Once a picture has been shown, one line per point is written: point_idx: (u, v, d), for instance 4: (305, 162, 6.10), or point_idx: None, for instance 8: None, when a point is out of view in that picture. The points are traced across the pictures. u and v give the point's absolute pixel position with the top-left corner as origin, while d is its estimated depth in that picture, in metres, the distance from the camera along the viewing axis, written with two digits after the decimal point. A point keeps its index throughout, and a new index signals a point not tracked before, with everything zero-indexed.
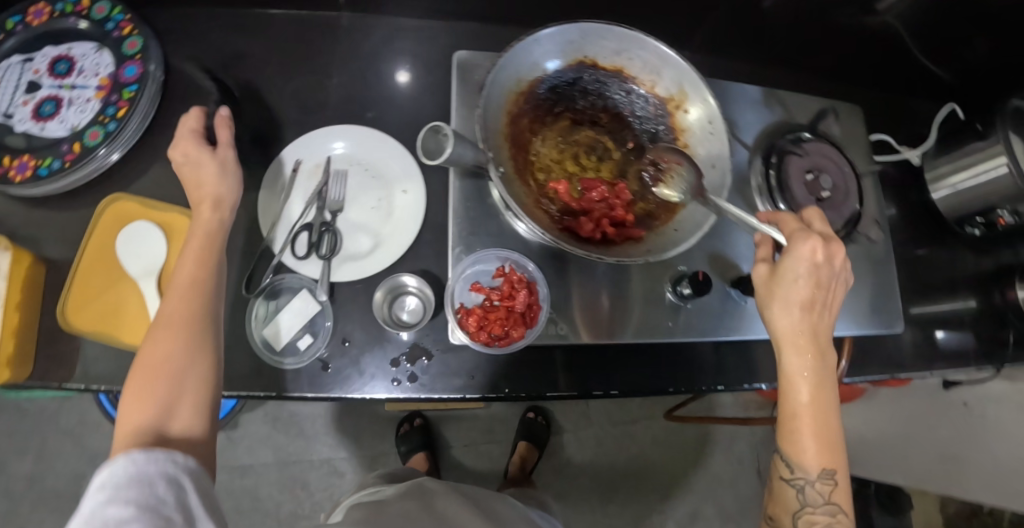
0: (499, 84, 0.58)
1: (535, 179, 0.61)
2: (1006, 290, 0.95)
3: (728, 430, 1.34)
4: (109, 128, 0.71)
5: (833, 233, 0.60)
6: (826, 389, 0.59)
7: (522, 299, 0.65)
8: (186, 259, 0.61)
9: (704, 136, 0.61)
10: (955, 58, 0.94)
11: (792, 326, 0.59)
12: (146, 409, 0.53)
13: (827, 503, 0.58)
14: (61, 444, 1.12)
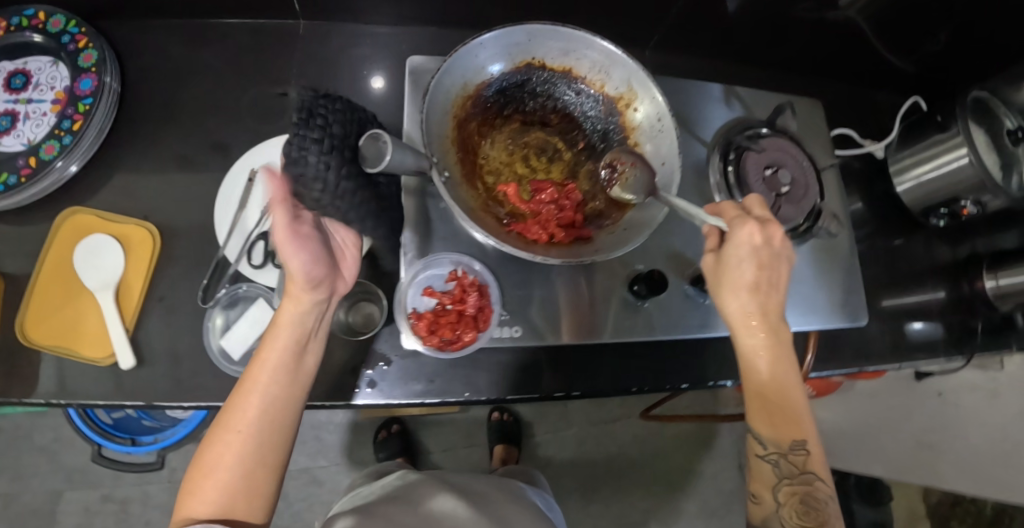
0: (445, 90, 0.61)
1: (483, 182, 0.65)
2: (974, 280, 0.96)
3: (709, 426, 1.34)
4: (64, 142, 0.71)
5: (772, 215, 0.61)
6: (784, 361, 0.60)
7: (473, 302, 0.65)
8: (272, 346, 0.58)
9: (653, 133, 0.64)
10: (912, 50, 0.95)
11: (738, 306, 0.60)
12: (203, 503, 0.53)
13: (802, 472, 0.58)
14: (35, 462, 1.11)
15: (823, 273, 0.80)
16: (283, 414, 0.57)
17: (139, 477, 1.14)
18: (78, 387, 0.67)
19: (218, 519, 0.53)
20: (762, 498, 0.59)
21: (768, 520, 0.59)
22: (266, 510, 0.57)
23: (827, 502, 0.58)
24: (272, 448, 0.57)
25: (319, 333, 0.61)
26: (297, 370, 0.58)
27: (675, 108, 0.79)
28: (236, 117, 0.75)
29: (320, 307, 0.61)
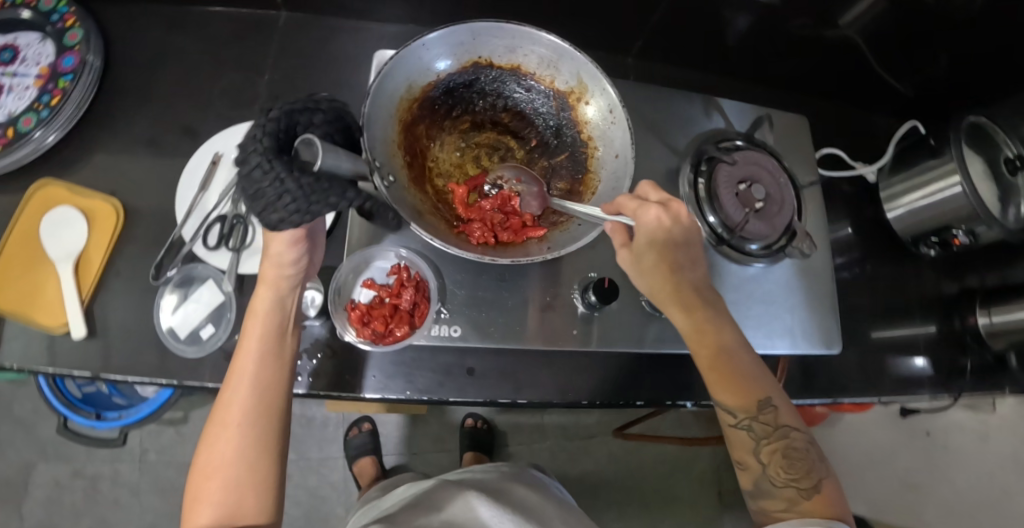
0: (387, 93, 0.62)
1: (433, 185, 0.67)
2: (966, 315, 0.92)
3: (689, 450, 1.30)
4: (42, 115, 0.72)
5: (668, 196, 0.64)
6: (728, 331, 0.64)
7: (408, 297, 0.64)
8: (249, 339, 0.59)
9: (607, 126, 0.66)
10: (906, 73, 0.93)
11: (667, 289, 0.64)
12: (209, 506, 0.55)
13: (779, 427, 0.61)
14: (12, 433, 1.13)
15: (794, 295, 0.77)
16: (272, 401, 0.59)
17: (110, 455, 1.15)
18: (29, 354, 0.68)
19: (225, 518, 0.55)
20: (747, 464, 0.61)
21: (759, 483, 0.60)
22: (274, 507, 0.58)
23: (807, 448, 0.61)
24: (267, 438, 0.58)
25: (297, 322, 0.62)
26: (279, 357, 0.60)
27: (651, 116, 0.77)
28: (210, 103, 0.77)
29: (291, 295, 0.61)
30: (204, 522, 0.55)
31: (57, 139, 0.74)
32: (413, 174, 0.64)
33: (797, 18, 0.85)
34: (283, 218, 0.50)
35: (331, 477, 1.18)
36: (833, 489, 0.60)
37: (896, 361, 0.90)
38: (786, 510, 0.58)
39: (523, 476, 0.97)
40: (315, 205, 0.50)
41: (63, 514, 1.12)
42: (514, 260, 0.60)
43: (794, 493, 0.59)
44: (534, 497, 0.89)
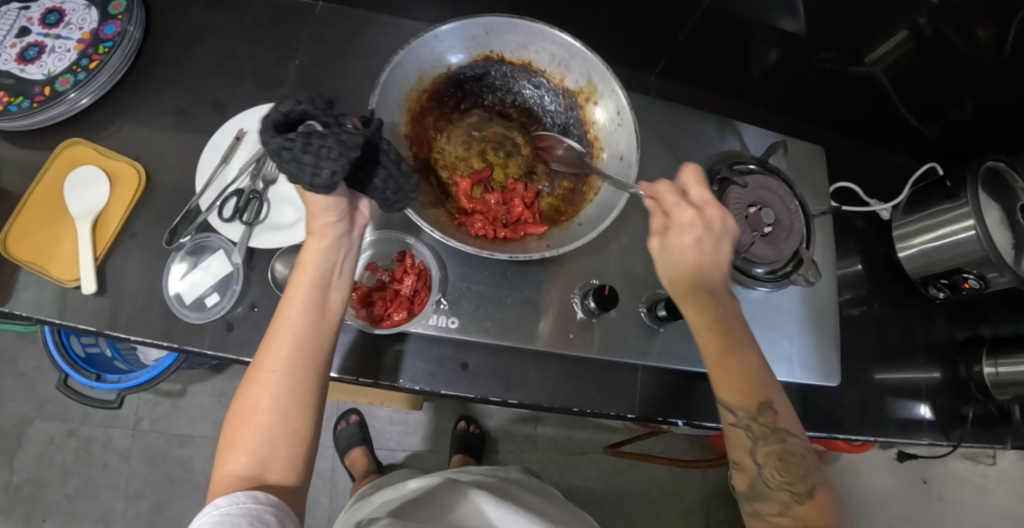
0: (398, 83, 0.65)
1: (437, 176, 0.70)
2: (972, 364, 0.91)
3: (680, 478, 1.28)
4: (79, 77, 0.75)
5: (707, 197, 0.61)
6: (739, 332, 0.62)
7: (409, 284, 0.65)
8: (297, 286, 0.58)
9: (614, 127, 0.68)
10: (930, 115, 0.92)
11: (691, 285, 0.62)
12: (242, 455, 0.52)
13: (776, 431, 0.59)
14: (14, 387, 1.15)
15: (796, 323, 0.76)
16: (315, 352, 0.57)
17: (106, 419, 1.16)
18: (41, 304, 0.70)
19: (256, 471, 0.52)
20: (743, 464, 0.60)
21: (753, 483, 0.59)
22: (305, 469, 0.55)
23: (807, 456, 0.59)
24: (306, 391, 0.55)
25: (345, 275, 0.61)
26: (324, 309, 0.58)
27: (668, 132, 0.78)
28: (240, 81, 0.79)
29: (341, 245, 0.61)
30: (236, 471, 0.52)
31: (90, 102, 0.76)
32: (418, 164, 0.67)
33: (821, 50, 0.86)
34: (334, 171, 0.49)
35: (318, 465, 1.17)
36: (827, 497, 0.58)
37: (899, 405, 0.87)
38: (778, 514, 0.57)
39: (530, 484, 1.00)
40: (352, 144, 0.50)
41: (53, 472, 1.13)
42: (512, 256, 0.62)
43: (787, 497, 0.57)
44: (536, 498, 0.92)
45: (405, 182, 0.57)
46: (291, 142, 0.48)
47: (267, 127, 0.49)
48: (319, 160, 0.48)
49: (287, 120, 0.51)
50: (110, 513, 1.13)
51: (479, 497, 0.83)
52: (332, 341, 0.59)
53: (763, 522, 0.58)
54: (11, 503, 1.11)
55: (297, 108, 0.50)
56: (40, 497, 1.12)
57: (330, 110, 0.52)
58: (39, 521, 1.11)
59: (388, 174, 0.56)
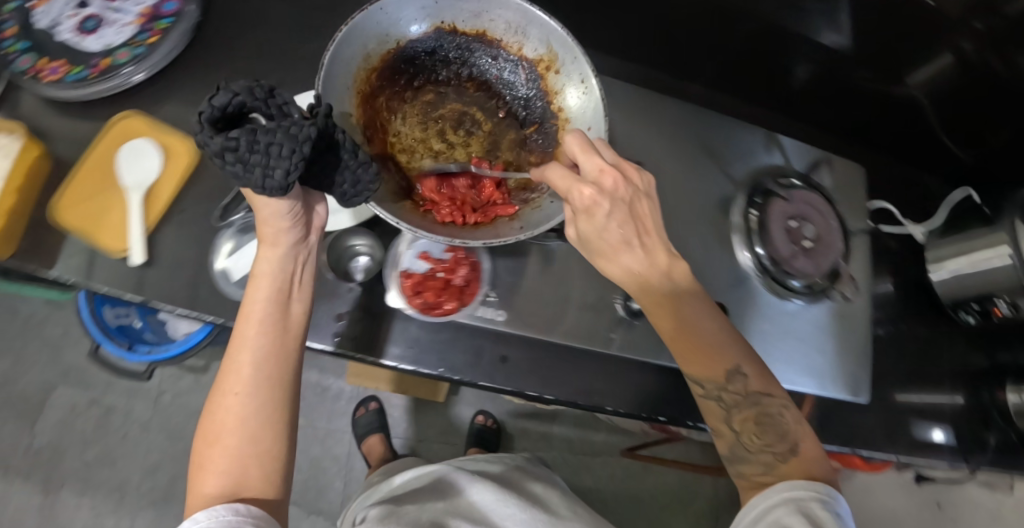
0: (345, 60, 0.61)
1: (394, 160, 0.66)
2: (996, 390, 0.91)
3: (690, 487, 1.29)
4: (137, 52, 0.77)
5: (601, 164, 0.55)
6: (698, 302, 0.61)
7: (462, 274, 0.68)
8: (251, 301, 0.56)
9: (578, 95, 0.65)
10: (971, 141, 0.92)
11: (619, 272, 0.59)
12: (216, 475, 0.52)
13: (748, 395, 0.61)
14: (39, 352, 1.17)
15: (832, 338, 0.76)
16: (280, 369, 0.55)
17: (129, 390, 1.18)
18: (88, 272, 0.71)
19: (230, 488, 0.51)
20: (721, 431, 0.62)
21: (733, 449, 0.61)
22: (283, 480, 0.55)
23: (784, 412, 0.61)
24: (274, 407, 0.54)
25: (303, 283, 0.59)
26: (281, 321, 0.56)
27: (713, 140, 0.78)
28: (295, 65, 0.80)
29: (298, 253, 0.59)
30: (211, 492, 0.51)
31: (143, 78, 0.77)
32: (372, 147, 0.64)
33: (862, 68, 0.89)
34: (288, 170, 0.48)
35: (335, 449, 1.18)
36: (810, 450, 0.61)
37: (924, 427, 0.87)
38: (763, 474, 0.60)
39: (536, 471, 1.00)
40: (304, 138, 0.48)
41: (73, 439, 1.15)
42: (484, 241, 0.58)
43: (769, 458, 0.60)
44: (540, 487, 0.92)
45: (362, 172, 0.55)
46: (235, 142, 0.46)
47: (203, 125, 0.46)
48: (270, 158, 0.47)
49: (224, 114, 0.47)
50: (127, 483, 1.14)
51: (494, 494, 0.82)
52: (297, 352, 0.57)
53: (748, 482, 0.61)
54: (30, 466, 1.13)
55: (235, 101, 0.47)
56: (59, 463, 1.13)
57: (273, 98, 0.49)
58: (57, 486, 1.12)
59: (343, 166, 0.55)
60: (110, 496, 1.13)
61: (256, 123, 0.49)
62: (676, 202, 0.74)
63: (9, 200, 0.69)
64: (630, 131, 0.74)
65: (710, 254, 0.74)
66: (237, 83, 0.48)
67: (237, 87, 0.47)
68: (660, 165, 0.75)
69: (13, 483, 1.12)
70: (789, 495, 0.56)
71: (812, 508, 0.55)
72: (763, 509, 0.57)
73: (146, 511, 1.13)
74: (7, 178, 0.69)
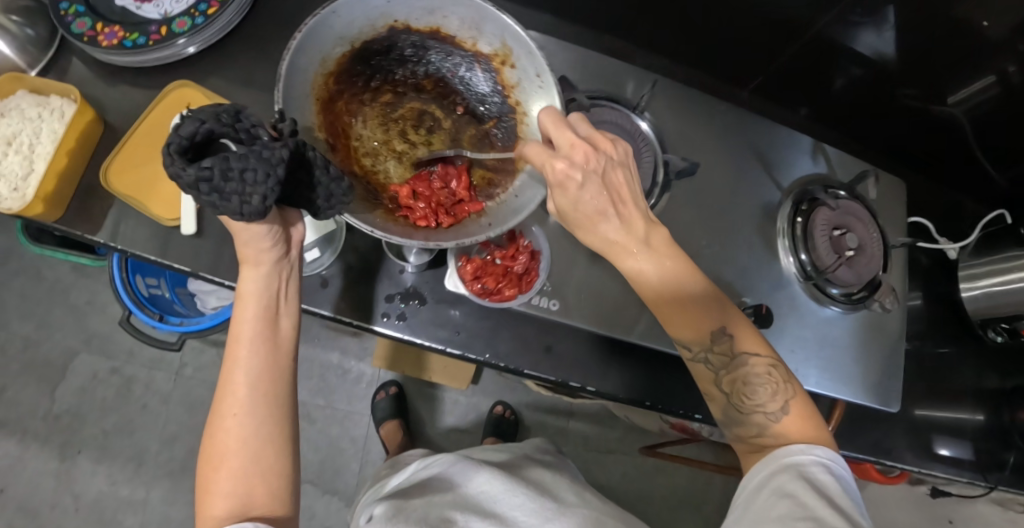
0: (300, 71, 0.60)
1: (360, 165, 0.65)
2: (1016, 411, 0.89)
3: (703, 487, 1.35)
4: (196, 22, 0.73)
5: (569, 138, 0.52)
6: (676, 263, 0.56)
7: (522, 262, 0.67)
8: (239, 320, 0.52)
9: (535, 90, 0.64)
10: (1014, 163, 0.93)
11: (598, 243, 0.56)
12: (222, 496, 0.49)
13: (737, 356, 0.57)
14: (64, 318, 1.19)
15: (873, 349, 0.77)
16: (276, 386, 0.52)
17: (151, 360, 1.21)
18: (135, 240, 0.70)
19: (238, 511, 0.49)
20: (713, 395, 0.59)
21: (727, 412, 0.58)
22: (292, 496, 0.53)
23: (773, 371, 0.57)
24: (274, 427, 0.52)
25: (290, 296, 0.56)
26: (272, 337, 0.53)
27: (760, 145, 0.79)
28: None
29: (281, 270, 0.55)
30: (220, 514, 0.49)
31: (196, 51, 0.75)
32: (336, 155, 0.63)
33: (905, 86, 0.89)
34: (265, 195, 0.46)
35: (352, 432, 1.25)
36: (803, 407, 0.56)
37: (943, 443, 0.87)
38: (759, 435, 0.57)
39: (541, 458, 0.93)
40: (277, 160, 0.47)
41: (94, 406, 1.17)
42: (458, 241, 0.58)
43: (763, 418, 0.56)
44: (543, 473, 0.86)
45: (335, 187, 0.54)
46: (207, 171, 0.44)
47: (172, 157, 0.43)
48: (245, 185, 0.45)
49: (192, 143, 0.45)
50: (144, 453, 1.16)
51: (511, 489, 0.76)
52: (291, 369, 0.54)
53: (748, 445, 0.58)
54: (49, 431, 1.15)
55: (202, 129, 0.45)
56: (79, 429, 1.15)
57: (240, 122, 0.48)
58: (74, 452, 1.14)
59: (316, 185, 0.53)
60: (127, 465, 1.15)
61: (226, 150, 0.47)
62: (720, 205, 0.75)
63: (61, 162, 0.67)
64: (682, 130, 0.76)
65: (753, 257, 0.75)
66: (203, 110, 0.46)
67: (203, 114, 0.45)
68: (707, 168, 0.76)
69: (31, 447, 1.13)
70: (790, 461, 0.53)
71: (815, 474, 0.52)
72: (764, 477, 0.54)
73: (162, 481, 1.15)
74: (60, 143, 0.67)
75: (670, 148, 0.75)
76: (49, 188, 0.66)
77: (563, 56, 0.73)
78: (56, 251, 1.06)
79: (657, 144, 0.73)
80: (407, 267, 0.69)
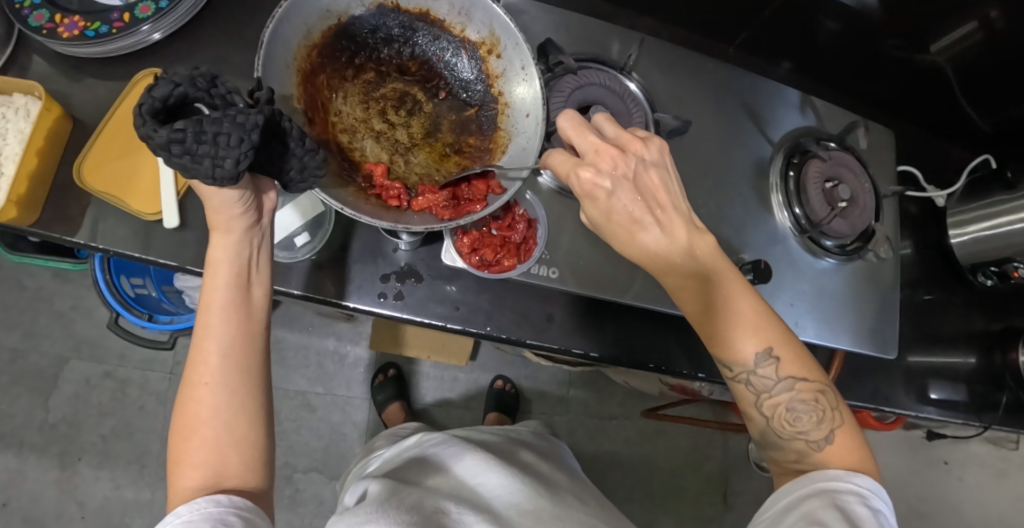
0: (284, 40, 0.57)
1: (337, 141, 0.63)
2: (1007, 350, 0.91)
3: (703, 446, 1.42)
4: (160, 5, 0.69)
5: (594, 143, 0.53)
6: (723, 277, 0.55)
7: (519, 231, 0.66)
8: (207, 288, 0.50)
9: (517, 77, 0.63)
10: (996, 109, 0.93)
11: (637, 252, 0.55)
12: (193, 468, 0.47)
13: (779, 380, 0.56)
14: (51, 325, 1.17)
15: (869, 297, 0.78)
16: (247, 356, 0.50)
17: (143, 362, 1.19)
18: (116, 236, 0.67)
19: (210, 482, 0.47)
20: (752, 417, 0.59)
21: (765, 434, 0.58)
22: (265, 468, 0.51)
23: (821, 397, 0.56)
24: (248, 397, 0.50)
25: (261, 265, 0.54)
26: (245, 306, 0.51)
27: (751, 102, 0.78)
28: None
29: (253, 237, 0.53)
30: (192, 485, 0.47)
31: (161, 37, 0.71)
32: (314, 129, 0.60)
33: (889, 36, 0.88)
34: (237, 159, 0.44)
35: (355, 417, 1.25)
36: (850, 438, 0.56)
37: (938, 387, 0.89)
38: (798, 461, 0.56)
39: (539, 447, 0.84)
40: (252, 125, 0.45)
41: (90, 412, 1.15)
42: (427, 228, 0.57)
43: (803, 445, 0.56)
44: (543, 466, 0.77)
45: (309, 159, 0.52)
46: (180, 133, 0.43)
47: (144, 118, 0.43)
48: (218, 149, 0.44)
49: (166, 106, 0.44)
50: (145, 455, 1.16)
51: (518, 490, 0.66)
52: (263, 339, 0.52)
53: (784, 468, 0.58)
54: (46, 441, 1.13)
55: (176, 92, 0.44)
56: (76, 437, 1.14)
57: (216, 87, 0.46)
58: (73, 460, 1.13)
59: (289, 155, 0.51)
60: (129, 468, 1.14)
61: (200, 114, 0.46)
62: (714, 163, 0.75)
63: (31, 162, 0.64)
64: (672, 91, 0.75)
65: (749, 213, 0.75)
66: (178, 73, 0.45)
67: (178, 77, 0.45)
68: (700, 128, 0.75)
69: (28, 458, 1.12)
70: (824, 487, 0.52)
71: (851, 503, 0.51)
72: (796, 499, 0.54)
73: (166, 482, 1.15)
74: (28, 142, 0.63)
75: (661, 110, 0.74)
76: (22, 190, 0.63)
77: (548, 21, 0.71)
78: (34, 257, 1.02)
79: (647, 105, 0.72)
80: (400, 245, 0.68)
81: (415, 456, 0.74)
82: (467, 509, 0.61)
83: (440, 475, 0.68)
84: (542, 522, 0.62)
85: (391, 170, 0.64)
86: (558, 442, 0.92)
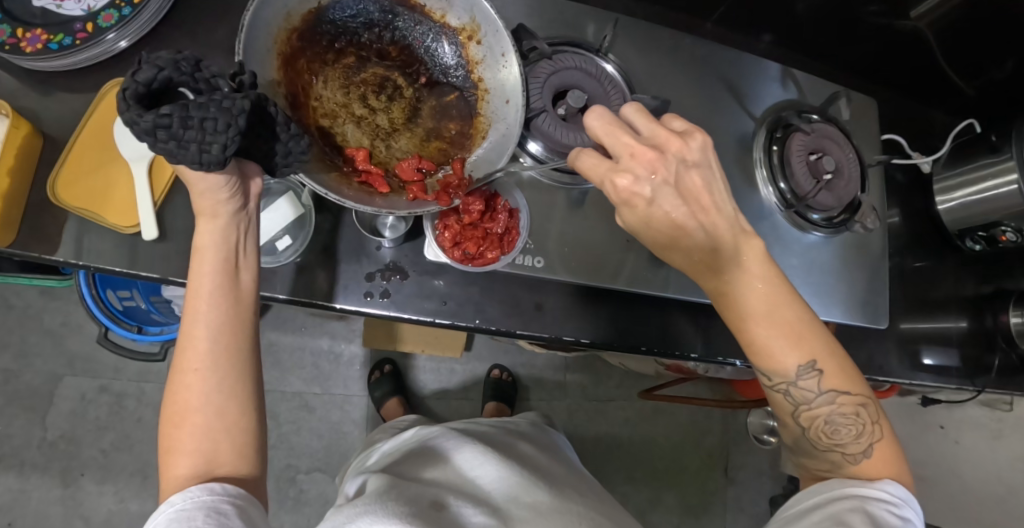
0: (265, 23, 0.57)
1: (317, 125, 0.62)
2: (999, 313, 0.92)
3: (702, 422, 1.43)
4: (123, 13, 0.67)
5: (632, 145, 0.52)
6: (769, 289, 0.56)
7: (501, 223, 0.65)
8: (196, 275, 0.50)
9: (493, 62, 0.63)
10: (979, 72, 0.93)
11: (680, 257, 0.57)
12: (184, 456, 0.47)
13: (821, 393, 0.57)
14: (42, 342, 1.16)
15: (858, 267, 0.78)
16: (237, 340, 0.50)
17: (138, 373, 1.19)
18: (97, 252, 0.66)
19: (202, 470, 0.47)
20: (787, 424, 0.61)
21: (799, 440, 0.61)
22: (258, 455, 0.50)
23: (862, 411, 0.57)
24: (239, 385, 0.49)
25: (250, 252, 0.53)
26: (234, 293, 0.50)
27: (732, 78, 0.77)
28: None
29: (241, 222, 0.52)
30: (183, 473, 0.47)
31: (127, 44, 0.69)
32: (296, 113, 0.60)
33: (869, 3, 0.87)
34: (225, 144, 0.44)
35: (353, 415, 1.25)
36: (885, 448, 0.58)
37: (931, 353, 0.89)
38: (830, 470, 0.59)
39: (537, 439, 0.84)
40: (238, 111, 0.45)
41: (88, 427, 1.15)
42: (410, 212, 0.57)
43: (838, 457, 0.58)
44: (542, 457, 0.77)
45: (295, 144, 0.52)
46: (166, 118, 0.43)
47: (128, 103, 0.42)
48: (205, 134, 0.44)
49: (149, 91, 0.44)
50: (146, 466, 1.16)
51: (517, 482, 0.66)
52: (254, 325, 0.52)
53: (815, 473, 0.61)
54: (47, 459, 1.13)
55: (160, 76, 0.44)
56: (77, 452, 1.14)
57: (200, 71, 0.46)
58: (76, 475, 1.13)
59: (275, 141, 0.51)
60: (132, 481, 1.15)
61: (185, 99, 0.46)
62: None
63: (3, 183, 0.62)
64: (651, 70, 0.74)
65: (735, 190, 0.75)
66: (161, 57, 0.44)
67: (161, 60, 0.44)
68: (682, 108, 0.74)
69: (30, 477, 1.11)
70: (854, 491, 0.55)
71: (879, 509, 0.53)
72: (825, 500, 0.56)
73: None
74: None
75: (641, 91, 0.73)
76: None
77: (522, 6, 0.70)
78: (18, 276, 1.00)
79: (625, 87, 0.71)
80: (384, 243, 0.68)
81: (415, 449, 0.74)
82: (467, 502, 0.62)
83: (439, 467, 0.68)
84: (542, 514, 0.62)
85: (373, 154, 0.63)
86: (553, 432, 0.92)
